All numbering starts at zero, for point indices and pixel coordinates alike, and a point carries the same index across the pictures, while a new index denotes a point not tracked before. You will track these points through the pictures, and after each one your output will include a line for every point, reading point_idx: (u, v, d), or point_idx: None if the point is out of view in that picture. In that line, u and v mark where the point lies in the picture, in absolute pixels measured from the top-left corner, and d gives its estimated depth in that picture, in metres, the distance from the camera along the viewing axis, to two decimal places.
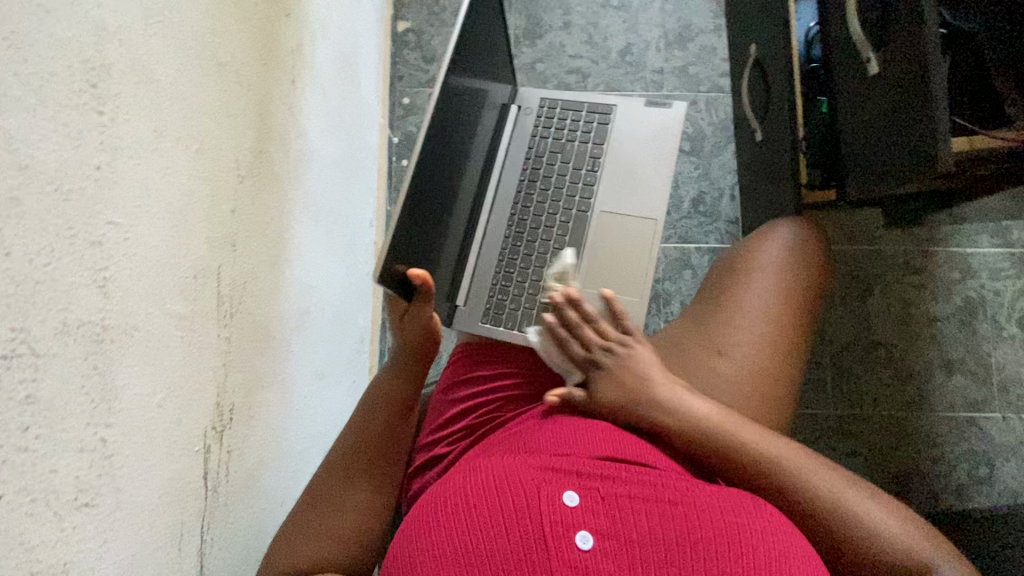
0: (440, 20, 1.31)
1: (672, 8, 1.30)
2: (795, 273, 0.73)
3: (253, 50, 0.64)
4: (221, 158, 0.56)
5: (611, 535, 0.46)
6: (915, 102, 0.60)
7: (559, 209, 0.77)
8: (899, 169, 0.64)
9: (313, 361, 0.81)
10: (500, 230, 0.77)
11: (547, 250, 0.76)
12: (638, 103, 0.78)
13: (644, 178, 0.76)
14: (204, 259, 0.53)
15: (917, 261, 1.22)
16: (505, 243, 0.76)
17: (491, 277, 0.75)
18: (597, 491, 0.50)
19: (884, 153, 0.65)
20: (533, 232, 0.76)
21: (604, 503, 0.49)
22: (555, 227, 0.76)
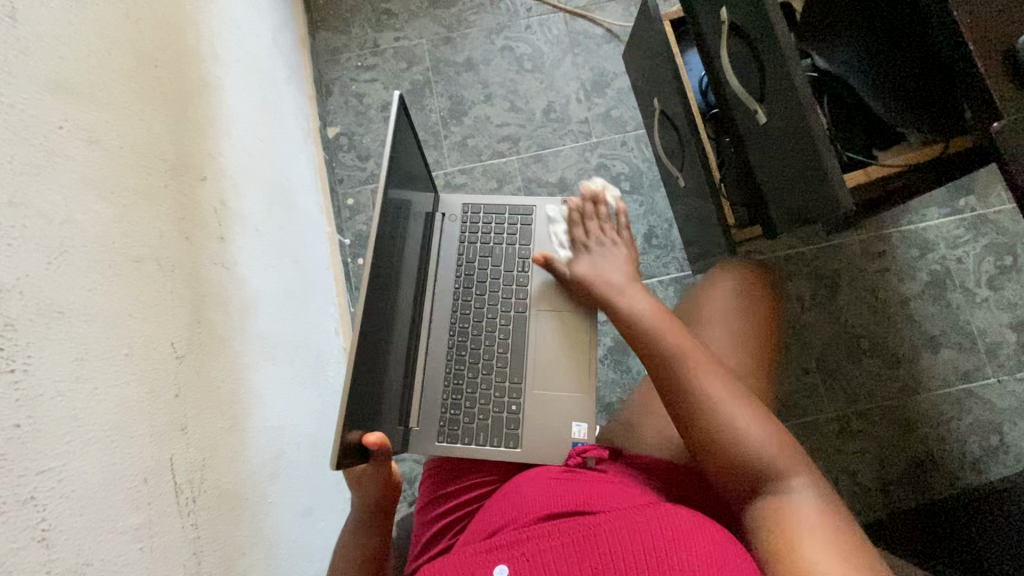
0: (368, 118, 1.35)
1: (583, 59, 1.35)
2: (741, 319, 0.73)
3: (173, 227, 0.65)
4: (156, 350, 0.57)
5: None
6: (802, 147, 0.62)
7: (498, 313, 0.80)
8: (808, 209, 0.66)
9: (296, 498, 0.80)
10: (442, 342, 0.79)
11: (492, 356, 0.78)
12: (556, 202, 0.86)
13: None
14: (153, 457, 0.53)
15: (874, 246, 1.24)
16: (449, 354, 0.78)
17: (441, 394, 0.77)
18: (524, 554, 0.52)
19: (794, 193, 0.68)
20: (480, 336, 0.79)
21: (531, 563, 0.51)
22: (496, 330, 0.79)
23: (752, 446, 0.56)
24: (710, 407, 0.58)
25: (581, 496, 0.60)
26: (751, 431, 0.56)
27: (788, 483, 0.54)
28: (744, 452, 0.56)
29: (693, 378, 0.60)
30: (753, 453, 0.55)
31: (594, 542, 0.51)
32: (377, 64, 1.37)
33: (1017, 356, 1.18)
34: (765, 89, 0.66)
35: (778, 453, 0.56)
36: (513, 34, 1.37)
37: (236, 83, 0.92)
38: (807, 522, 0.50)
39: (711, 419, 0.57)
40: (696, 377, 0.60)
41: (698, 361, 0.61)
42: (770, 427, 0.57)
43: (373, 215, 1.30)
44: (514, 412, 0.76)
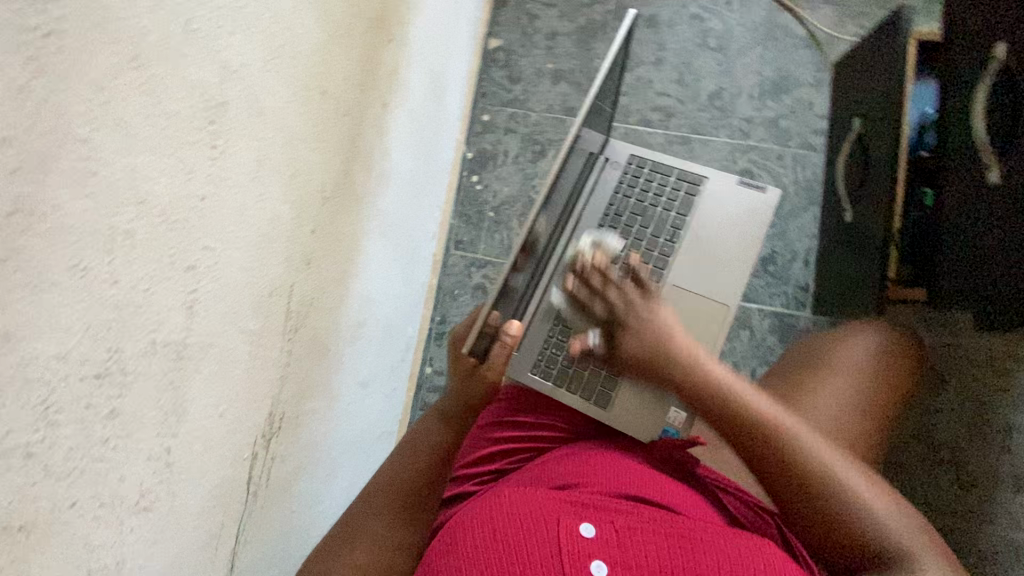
0: (532, 42, 1.31)
1: (772, 56, 1.25)
2: (875, 377, 0.69)
3: (355, 75, 0.66)
4: (310, 183, 0.59)
5: (624, 566, 0.48)
6: None
7: None
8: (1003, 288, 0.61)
9: (360, 369, 0.84)
10: None
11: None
12: (732, 180, 0.80)
13: (723, 259, 0.78)
14: (279, 278, 0.56)
15: (1000, 363, 1.12)
16: None
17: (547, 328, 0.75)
18: (612, 523, 0.52)
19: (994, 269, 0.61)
20: None
21: (618, 534, 0.51)
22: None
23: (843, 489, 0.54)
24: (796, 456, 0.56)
25: (659, 488, 0.60)
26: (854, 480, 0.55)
27: (902, 542, 0.52)
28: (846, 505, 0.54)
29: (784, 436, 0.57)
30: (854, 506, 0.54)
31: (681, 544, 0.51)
32: None
33: None
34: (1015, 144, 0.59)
35: (885, 503, 0.54)
36: (709, 4, 1.28)
37: None
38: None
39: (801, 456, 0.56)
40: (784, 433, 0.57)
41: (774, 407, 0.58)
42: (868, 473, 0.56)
43: (502, 138, 1.28)
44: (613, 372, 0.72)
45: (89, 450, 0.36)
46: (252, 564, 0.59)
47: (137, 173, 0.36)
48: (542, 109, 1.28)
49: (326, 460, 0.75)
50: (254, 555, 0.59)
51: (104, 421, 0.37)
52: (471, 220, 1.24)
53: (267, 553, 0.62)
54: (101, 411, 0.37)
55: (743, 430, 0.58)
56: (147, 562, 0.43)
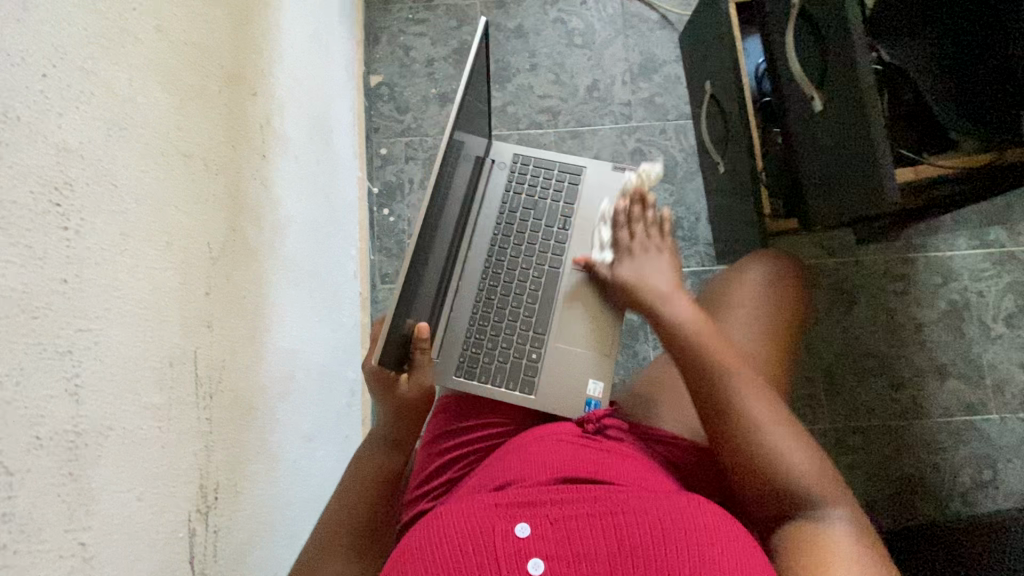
0: (412, 72, 1.35)
1: (634, 42, 1.34)
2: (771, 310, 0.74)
3: (221, 133, 0.66)
4: (192, 246, 0.58)
5: (560, 556, 0.50)
6: (858, 140, 0.62)
7: (532, 265, 0.81)
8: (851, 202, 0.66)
9: (301, 422, 0.82)
10: (475, 283, 0.80)
11: (521, 305, 0.79)
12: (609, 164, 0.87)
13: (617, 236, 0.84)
14: (179, 346, 0.55)
15: (897, 268, 1.23)
16: (479, 295, 0.80)
17: (465, 331, 0.79)
18: (546, 516, 0.54)
19: (841, 186, 0.67)
20: (508, 287, 0.80)
21: (553, 526, 0.53)
22: (528, 281, 0.80)
23: (786, 457, 0.59)
24: (749, 421, 0.60)
25: (597, 467, 0.62)
26: (796, 453, 0.59)
27: (825, 508, 0.57)
28: (781, 465, 0.58)
29: (744, 399, 0.61)
30: (787, 467, 0.58)
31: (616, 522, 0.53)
32: (427, 19, 1.37)
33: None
34: (826, 74, 0.66)
35: (816, 473, 0.58)
36: (567, 7, 1.37)
37: (295, 11, 0.92)
38: (844, 546, 0.53)
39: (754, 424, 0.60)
40: (747, 402, 0.60)
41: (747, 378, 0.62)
42: (806, 447, 0.60)
43: (403, 168, 1.30)
44: (534, 360, 0.77)
45: None
46: None
47: None
48: (436, 132, 1.32)
49: (280, 522, 0.72)
50: None
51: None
52: (391, 252, 1.25)
53: None
54: None
55: (717, 405, 0.61)
56: None
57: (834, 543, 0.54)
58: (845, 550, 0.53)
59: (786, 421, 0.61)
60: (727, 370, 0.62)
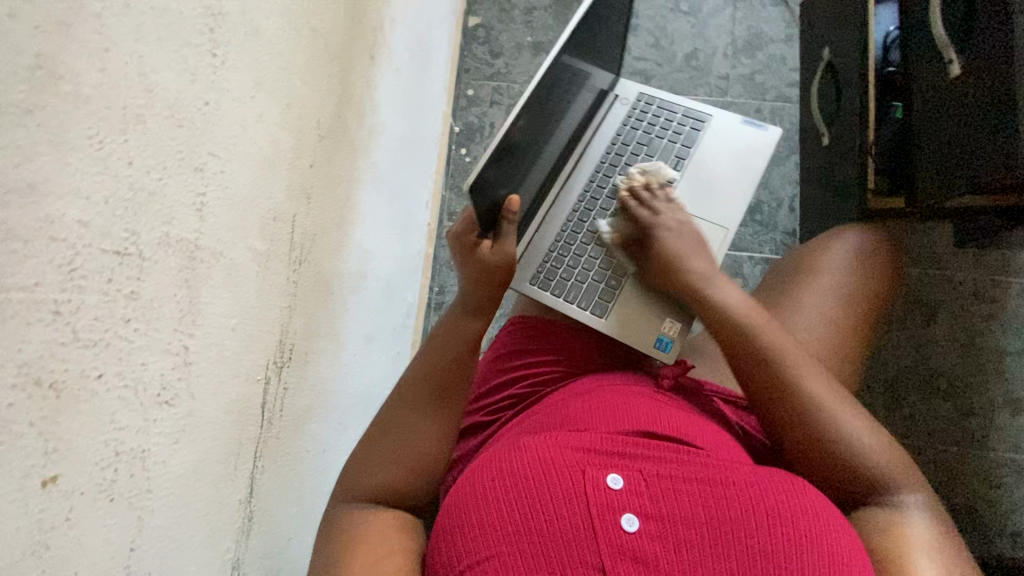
0: (510, 18, 1.35)
1: (742, 16, 1.29)
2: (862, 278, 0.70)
3: (342, 19, 0.68)
4: (305, 115, 0.61)
5: (655, 518, 0.48)
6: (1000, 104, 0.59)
7: None
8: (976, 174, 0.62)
9: (364, 322, 0.85)
10: (570, 202, 0.82)
11: (611, 231, 0.80)
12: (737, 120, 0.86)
13: (720, 185, 0.83)
14: (282, 204, 0.57)
15: (987, 290, 1.16)
16: (572, 213, 0.81)
17: (548, 244, 0.79)
18: (638, 472, 0.51)
19: (967, 157, 0.63)
20: (601, 210, 0.81)
21: (646, 484, 0.50)
22: (619, 212, 0.82)
23: (860, 450, 0.57)
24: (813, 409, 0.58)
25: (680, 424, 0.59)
26: (853, 419, 0.58)
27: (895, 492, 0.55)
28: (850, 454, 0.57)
29: (805, 389, 0.59)
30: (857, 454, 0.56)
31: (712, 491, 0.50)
32: None
33: None
34: (972, 35, 0.62)
35: (886, 454, 0.57)
36: None
37: None
38: (917, 534, 0.52)
39: (818, 426, 0.57)
40: (808, 389, 0.58)
41: (800, 361, 0.60)
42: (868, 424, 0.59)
43: (487, 111, 1.31)
44: (613, 287, 0.76)
45: (112, 328, 0.38)
46: (272, 495, 0.60)
47: (144, 62, 0.38)
48: (525, 81, 1.32)
49: (335, 406, 0.76)
50: (272, 485, 0.60)
51: (125, 302, 0.38)
52: (462, 191, 1.27)
53: (284, 484, 0.63)
54: (122, 290, 0.38)
55: (776, 395, 0.59)
56: (171, 459, 0.44)
57: (909, 530, 0.53)
58: (924, 538, 0.52)
59: (844, 400, 0.59)
60: (782, 358, 0.60)
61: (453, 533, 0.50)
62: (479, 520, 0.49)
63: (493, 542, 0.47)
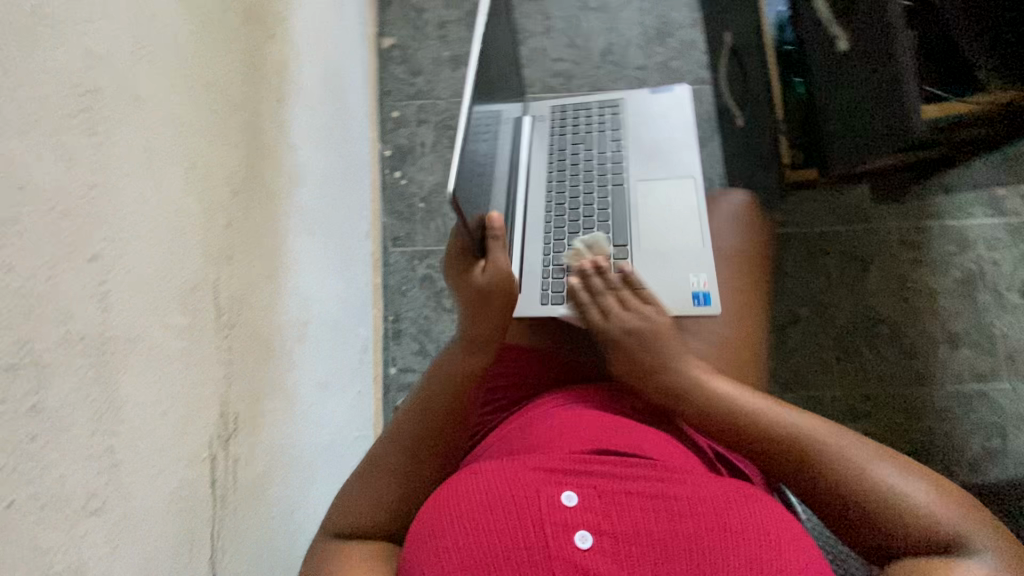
0: (424, 34, 1.34)
1: (649, 6, 1.33)
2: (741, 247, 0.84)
3: (240, 68, 0.65)
4: (213, 175, 0.58)
5: (609, 534, 0.50)
6: (885, 75, 0.62)
7: (596, 191, 0.91)
8: (875, 141, 0.65)
9: (315, 370, 0.82)
10: (541, 213, 0.91)
11: (593, 220, 0.89)
12: (645, 94, 0.98)
13: (665, 150, 0.92)
14: (199, 272, 0.55)
15: (911, 236, 1.23)
16: (549, 223, 0.90)
17: (542, 261, 0.87)
18: (593, 488, 0.54)
19: (866, 125, 0.66)
20: (576, 209, 0.90)
21: (603, 502, 0.53)
22: (595, 205, 0.90)
23: (893, 499, 0.54)
24: (839, 470, 0.57)
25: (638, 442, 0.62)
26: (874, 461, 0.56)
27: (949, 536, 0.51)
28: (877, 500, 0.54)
29: (820, 449, 0.58)
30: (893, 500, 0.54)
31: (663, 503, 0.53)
32: None
33: None
34: (854, 11, 0.65)
35: (923, 492, 0.54)
36: None
37: None
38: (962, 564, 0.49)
39: (837, 473, 0.57)
40: (830, 449, 0.58)
41: (802, 426, 0.60)
42: (900, 465, 0.56)
43: (415, 131, 1.29)
44: (622, 273, 0.84)
45: (16, 450, 0.35)
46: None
47: (11, 159, 0.36)
48: (449, 95, 1.31)
49: (297, 462, 0.73)
50: (236, 564, 0.57)
51: (28, 418, 0.36)
52: (402, 216, 1.25)
53: (250, 557, 0.60)
54: (22, 406, 0.35)
55: (802, 464, 0.59)
56: (111, 569, 0.42)
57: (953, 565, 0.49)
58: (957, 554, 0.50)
59: (870, 446, 0.58)
60: (792, 432, 0.60)
61: (415, 564, 0.52)
62: (437, 545, 0.51)
63: (452, 569, 0.49)
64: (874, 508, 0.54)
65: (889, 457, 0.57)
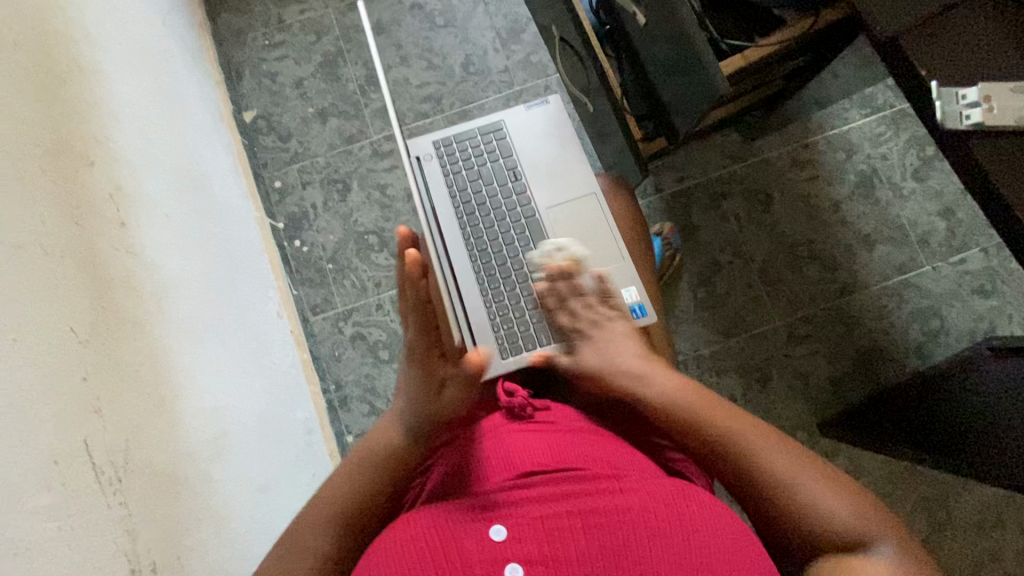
0: (284, 97, 1.31)
1: (495, 7, 1.32)
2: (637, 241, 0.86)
3: (57, 212, 0.62)
4: (51, 334, 0.56)
5: (541, 561, 0.49)
6: (678, 40, 0.66)
7: (512, 227, 0.85)
8: (695, 101, 0.68)
9: (248, 474, 0.80)
10: (467, 267, 0.83)
11: (522, 264, 0.83)
12: (523, 110, 0.89)
13: (568, 169, 0.86)
14: (62, 442, 0.53)
15: (801, 156, 1.26)
16: (478, 274, 0.83)
17: (487, 318, 0.81)
18: (525, 516, 0.52)
19: (684, 88, 0.69)
20: (501, 253, 0.84)
21: (533, 528, 0.51)
22: (518, 242, 0.84)
23: (827, 512, 0.54)
24: (769, 475, 0.56)
25: (577, 457, 0.60)
26: (810, 476, 0.56)
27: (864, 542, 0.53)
28: (808, 509, 0.54)
29: (757, 455, 0.58)
30: (817, 507, 0.54)
31: (596, 523, 0.51)
32: (285, 40, 1.33)
33: (947, 242, 1.22)
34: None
35: (851, 507, 0.54)
36: None
37: (123, 67, 0.87)
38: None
39: (769, 482, 0.56)
40: (766, 457, 0.57)
41: (747, 432, 0.59)
42: (835, 480, 0.56)
43: (303, 195, 1.27)
44: None
45: None
46: None
47: None
48: (326, 150, 1.29)
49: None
50: None
51: None
52: (314, 281, 1.22)
53: None
54: None
55: (739, 464, 0.58)
56: None
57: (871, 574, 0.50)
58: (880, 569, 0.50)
59: (801, 457, 0.58)
60: (732, 438, 0.59)
61: None
62: None
63: None
64: (801, 520, 0.54)
65: (818, 470, 0.56)
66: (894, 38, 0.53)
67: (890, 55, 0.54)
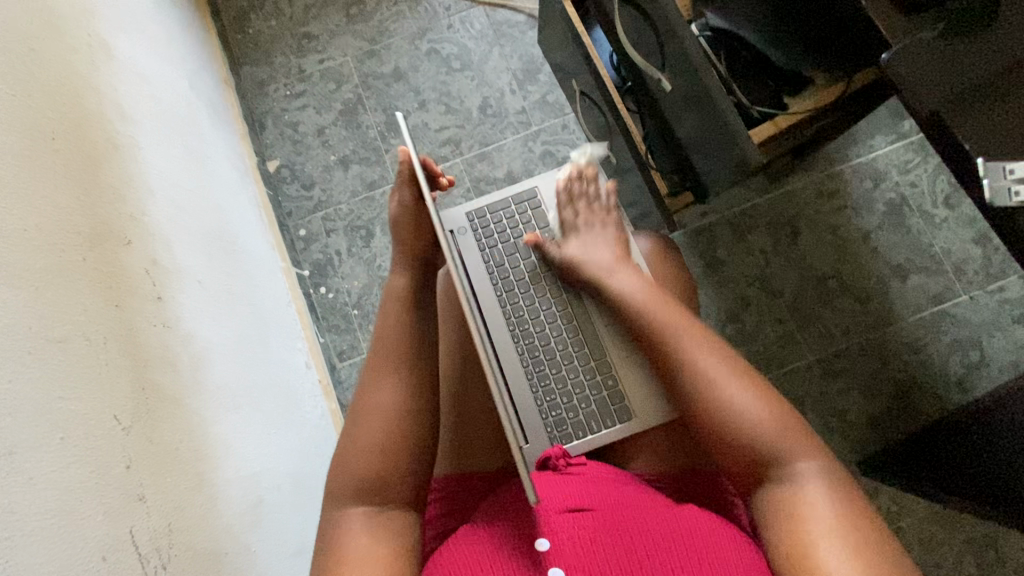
0: (306, 146, 1.34)
1: (510, 49, 1.34)
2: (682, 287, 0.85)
3: (97, 299, 0.64)
4: (96, 423, 0.57)
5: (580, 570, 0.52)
6: (704, 94, 0.71)
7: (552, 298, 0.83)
8: (723, 149, 0.72)
9: (283, 539, 0.81)
10: (511, 348, 0.82)
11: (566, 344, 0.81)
12: (555, 172, 0.90)
13: None
14: (109, 536, 0.53)
15: (827, 186, 1.24)
16: (523, 356, 0.82)
17: (536, 403, 0.80)
18: (567, 531, 0.56)
19: (710, 137, 0.74)
20: (542, 331, 0.82)
21: (575, 542, 0.55)
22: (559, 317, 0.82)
23: (764, 437, 0.59)
24: (718, 402, 0.62)
25: (612, 493, 0.62)
26: (767, 413, 0.60)
27: (803, 476, 0.57)
28: (748, 434, 0.60)
29: (711, 381, 0.63)
30: (754, 433, 0.59)
31: (631, 535, 0.56)
32: (306, 90, 1.36)
33: (985, 270, 1.18)
34: (664, 56, 0.76)
35: (791, 438, 0.59)
36: (436, 35, 1.36)
37: (155, 138, 0.90)
38: (818, 516, 0.53)
39: (716, 408, 0.62)
40: (720, 385, 0.62)
41: (709, 358, 0.64)
42: (790, 420, 0.60)
43: (327, 242, 1.28)
44: (614, 386, 0.78)
45: None
46: None
47: None
48: (348, 198, 1.30)
49: None
50: None
51: None
52: (340, 328, 1.24)
53: None
54: None
55: (686, 381, 0.64)
56: None
57: (810, 511, 0.54)
58: (819, 509, 0.54)
59: (763, 395, 0.62)
60: (684, 355, 0.65)
61: None
62: None
63: None
64: (744, 444, 0.60)
65: (775, 410, 0.61)
66: (934, 112, 0.56)
67: (931, 126, 0.58)
